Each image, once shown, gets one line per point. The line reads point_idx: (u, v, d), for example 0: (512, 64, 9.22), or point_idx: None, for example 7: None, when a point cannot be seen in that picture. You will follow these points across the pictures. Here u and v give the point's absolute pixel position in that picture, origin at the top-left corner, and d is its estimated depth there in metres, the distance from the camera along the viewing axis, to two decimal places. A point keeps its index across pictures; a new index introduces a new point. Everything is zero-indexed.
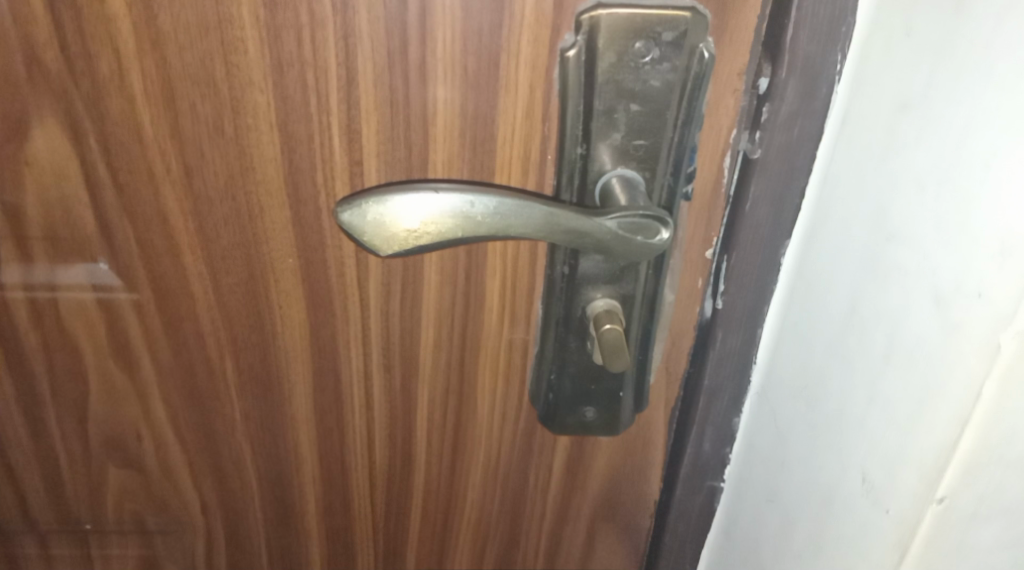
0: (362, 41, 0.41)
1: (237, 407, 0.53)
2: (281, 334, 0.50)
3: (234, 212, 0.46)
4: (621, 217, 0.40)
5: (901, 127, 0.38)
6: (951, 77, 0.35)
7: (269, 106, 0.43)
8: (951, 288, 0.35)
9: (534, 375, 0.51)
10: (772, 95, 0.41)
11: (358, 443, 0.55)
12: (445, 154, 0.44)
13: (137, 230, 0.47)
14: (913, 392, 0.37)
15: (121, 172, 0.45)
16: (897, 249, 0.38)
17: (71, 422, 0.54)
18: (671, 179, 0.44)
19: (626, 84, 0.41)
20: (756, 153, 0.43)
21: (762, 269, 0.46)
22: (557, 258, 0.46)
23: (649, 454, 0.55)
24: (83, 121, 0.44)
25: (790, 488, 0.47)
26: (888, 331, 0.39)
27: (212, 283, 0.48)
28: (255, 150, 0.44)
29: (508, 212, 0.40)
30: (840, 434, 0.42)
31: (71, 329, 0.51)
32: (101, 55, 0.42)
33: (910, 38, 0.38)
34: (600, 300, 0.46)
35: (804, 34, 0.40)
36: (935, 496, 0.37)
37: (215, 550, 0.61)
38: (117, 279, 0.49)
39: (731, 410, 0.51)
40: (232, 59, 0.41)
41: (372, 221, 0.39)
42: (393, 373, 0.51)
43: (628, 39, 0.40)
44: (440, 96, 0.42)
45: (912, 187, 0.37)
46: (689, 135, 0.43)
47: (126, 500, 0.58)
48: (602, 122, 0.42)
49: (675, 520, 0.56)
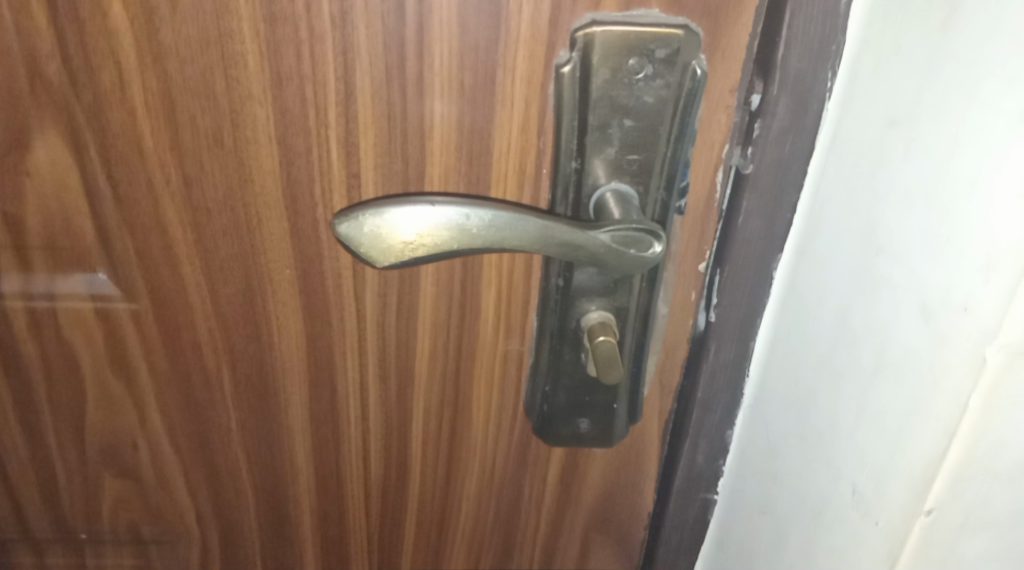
0: (360, 56, 0.41)
1: (234, 417, 0.54)
2: (278, 344, 0.50)
3: (232, 224, 0.46)
4: (614, 230, 0.41)
5: (890, 144, 0.39)
6: (938, 95, 0.36)
7: (268, 119, 0.43)
8: (938, 301, 0.36)
9: (529, 386, 0.51)
10: (763, 111, 0.42)
11: (353, 453, 0.55)
12: (441, 168, 0.44)
13: (136, 240, 0.47)
14: (902, 404, 0.37)
15: (120, 183, 0.45)
16: (886, 263, 0.39)
17: (67, 431, 0.55)
18: (664, 194, 0.44)
19: (620, 100, 0.42)
20: (748, 168, 0.43)
21: (754, 283, 0.47)
22: (551, 270, 0.47)
23: (642, 466, 0.55)
24: (84, 132, 0.44)
25: (782, 500, 0.47)
26: (877, 344, 0.39)
27: (209, 293, 0.49)
28: (254, 162, 0.44)
29: (503, 224, 0.40)
30: (830, 446, 0.43)
31: (69, 338, 0.51)
32: (102, 67, 0.42)
33: (898, 56, 0.38)
34: (594, 312, 0.47)
35: (794, 51, 0.40)
36: (924, 507, 0.37)
37: (210, 560, 0.61)
38: (115, 289, 0.49)
39: (724, 422, 0.52)
40: (232, 73, 0.42)
41: (369, 232, 0.39)
42: (389, 384, 0.52)
43: (622, 56, 0.41)
44: (437, 111, 0.43)
45: (901, 202, 0.38)
46: (682, 151, 0.43)
47: (121, 509, 0.58)
48: (596, 137, 0.42)
49: (668, 531, 0.56)
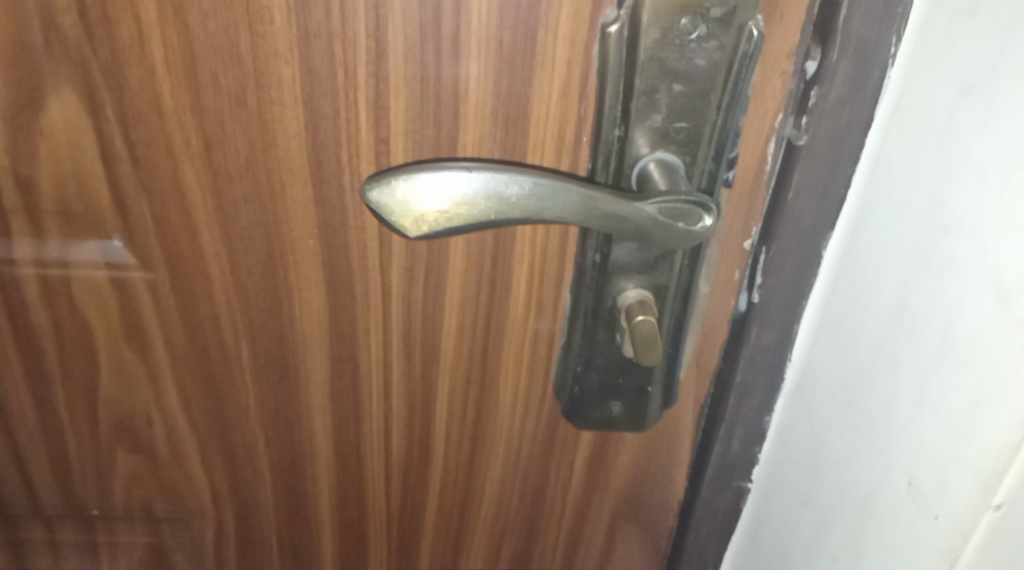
0: (393, 12, 0.39)
1: (252, 394, 0.52)
2: (299, 318, 0.48)
3: (254, 190, 0.44)
4: (662, 202, 0.39)
5: (963, 113, 0.36)
6: (1022, 61, 0.33)
7: (294, 79, 0.41)
8: (1015, 282, 0.33)
9: (560, 366, 0.49)
10: (821, 79, 0.39)
11: (375, 433, 0.53)
12: (475, 134, 0.42)
13: (153, 206, 0.45)
14: (972, 392, 0.35)
15: (138, 145, 0.43)
16: (953, 243, 0.36)
17: (80, 403, 0.53)
18: (712, 164, 0.42)
19: (670, 63, 0.39)
20: (801, 139, 0.41)
21: (803, 262, 0.44)
22: (588, 246, 0.44)
23: (674, 453, 0.53)
24: (100, 90, 0.42)
25: (825, 491, 0.45)
26: (940, 328, 0.37)
27: (229, 263, 0.46)
28: (278, 125, 0.42)
29: (544, 193, 0.38)
30: (883, 435, 0.41)
31: (83, 308, 0.49)
32: (121, 21, 0.40)
33: (976, 19, 0.35)
34: (631, 290, 0.44)
35: (858, 13, 0.38)
36: (992, 502, 0.35)
37: (224, 540, 0.59)
38: (131, 257, 0.47)
39: (762, 408, 0.49)
40: (257, 29, 0.40)
41: (400, 200, 0.37)
42: (413, 362, 0.50)
43: (674, 15, 0.38)
44: (473, 73, 0.40)
45: (973, 177, 0.35)
46: (733, 119, 0.41)
47: (134, 485, 0.57)
48: (642, 102, 0.40)
49: (699, 520, 0.54)
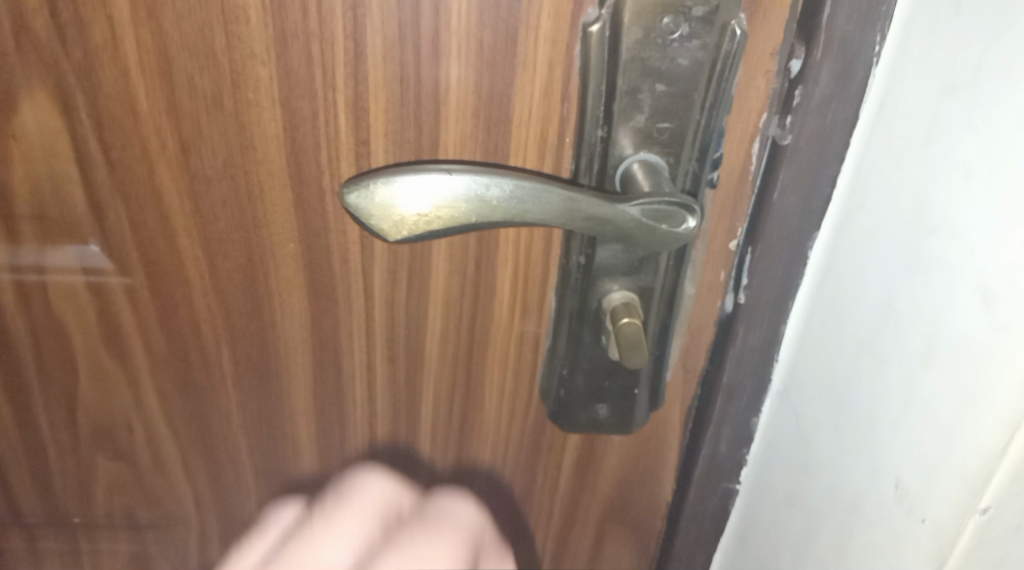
0: (371, 12, 0.38)
1: (234, 399, 0.51)
2: (281, 322, 0.48)
3: (232, 194, 0.43)
4: (645, 204, 0.38)
5: (948, 113, 0.36)
6: (1005, 59, 0.33)
7: (272, 80, 0.40)
8: (1001, 283, 0.33)
9: (546, 369, 0.49)
10: (805, 78, 0.39)
11: (359, 437, 0.52)
12: (456, 135, 0.41)
13: (130, 210, 0.44)
14: (959, 394, 0.35)
15: (113, 149, 0.42)
16: (938, 243, 0.36)
17: (59, 410, 0.52)
18: (697, 164, 0.41)
19: (652, 62, 0.38)
20: (786, 139, 0.40)
21: (789, 263, 0.44)
22: (572, 247, 0.44)
23: (662, 455, 0.52)
24: (74, 93, 0.41)
25: (812, 494, 0.45)
26: (926, 330, 0.36)
27: (208, 267, 0.46)
28: (256, 127, 0.41)
29: (526, 196, 0.37)
30: (870, 438, 0.40)
31: (60, 314, 0.48)
32: (93, 23, 0.39)
33: (960, 17, 0.35)
34: (617, 292, 0.44)
35: (841, 11, 0.37)
36: (978, 505, 0.34)
37: (209, 547, 0.58)
38: (108, 263, 0.46)
39: (749, 409, 0.49)
40: (232, 29, 0.39)
41: (380, 203, 0.36)
42: (397, 366, 0.49)
43: (656, 14, 0.38)
44: (453, 73, 0.40)
45: (958, 176, 0.35)
46: (716, 119, 0.40)
47: (116, 492, 0.56)
48: (625, 103, 0.39)
49: (687, 523, 0.54)
